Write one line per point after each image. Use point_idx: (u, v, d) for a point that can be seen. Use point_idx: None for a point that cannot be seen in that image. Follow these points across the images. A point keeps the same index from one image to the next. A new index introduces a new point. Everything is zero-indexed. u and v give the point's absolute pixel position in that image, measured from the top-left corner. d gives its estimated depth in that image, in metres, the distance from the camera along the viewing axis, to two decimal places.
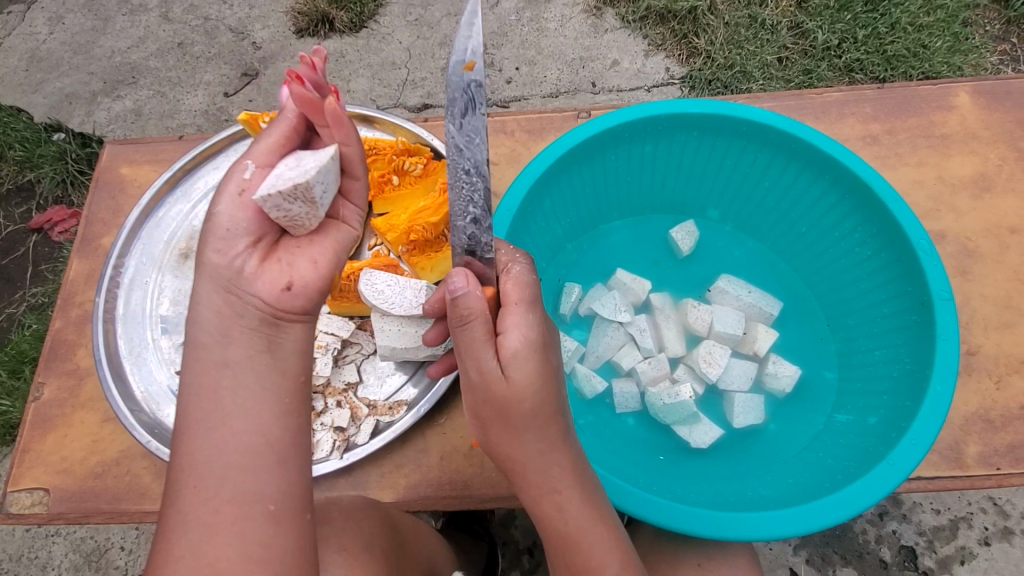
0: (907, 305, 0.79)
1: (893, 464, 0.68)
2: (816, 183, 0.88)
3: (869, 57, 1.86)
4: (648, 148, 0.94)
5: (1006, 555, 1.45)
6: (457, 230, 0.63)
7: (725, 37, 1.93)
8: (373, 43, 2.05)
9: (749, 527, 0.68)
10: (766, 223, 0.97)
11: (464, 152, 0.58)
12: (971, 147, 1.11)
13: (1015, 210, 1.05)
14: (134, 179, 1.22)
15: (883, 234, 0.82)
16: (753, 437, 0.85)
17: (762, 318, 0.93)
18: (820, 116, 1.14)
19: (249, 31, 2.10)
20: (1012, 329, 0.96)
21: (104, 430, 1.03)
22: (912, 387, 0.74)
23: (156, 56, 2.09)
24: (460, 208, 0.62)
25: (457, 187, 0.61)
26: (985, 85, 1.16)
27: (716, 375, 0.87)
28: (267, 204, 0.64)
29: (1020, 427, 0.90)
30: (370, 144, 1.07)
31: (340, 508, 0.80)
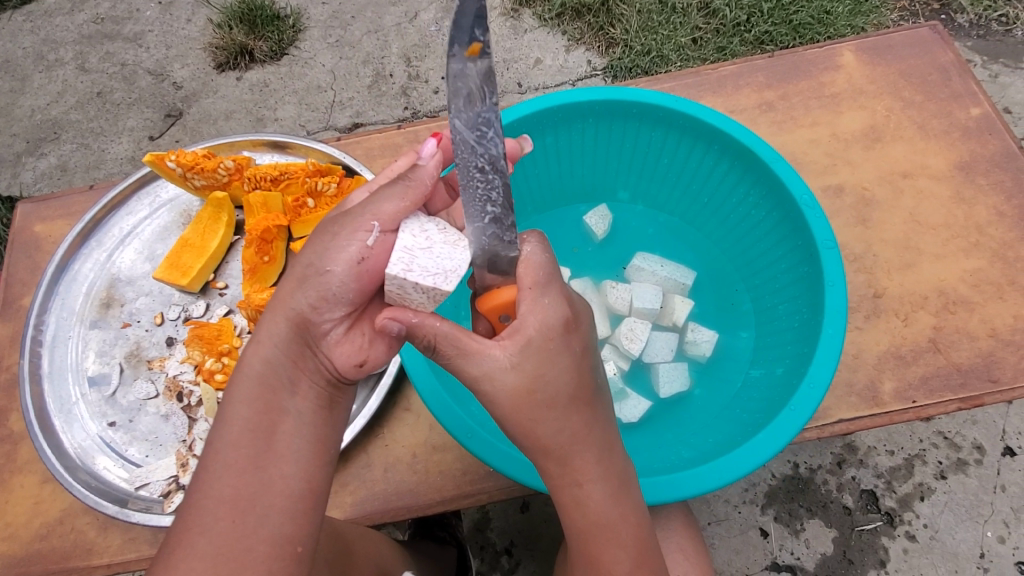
0: (799, 258, 0.83)
1: (795, 411, 0.71)
2: (708, 153, 0.92)
3: (777, 28, 1.93)
4: (548, 140, 0.95)
5: (963, 486, 1.46)
6: (476, 229, 0.65)
7: (639, 24, 1.97)
8: (296, 69, 2.04)
9: (668, 490, 0.71)
10: (672, 197, 1.01)
11: (477, 148, 0.61)
12: (860, 102, 1.16)
13: (906, 155, 1.11)
14: (49, 235, 1.19)
15: (772, 195, 0.86)
16: (679, 403, 0.89)
17: (678, 289, 0.96)
18: (717, 90, 1.18)
19: (169, 72, 2.06)
20: (914, 268, 1.02)
21: (45, 491, 0.98)
22: (810, 335, 0.78)
23: (76, 108, 2.04)
24: (475, 205, 0.64)
25: (471, 185, 0.63)
26: (867, 43, 1.21)
27: (639, 350, 0.90)
28: (402, 284, 0.62)
29: (930, 359, 0.95)
30: (282, 170, 1.08)
31: None
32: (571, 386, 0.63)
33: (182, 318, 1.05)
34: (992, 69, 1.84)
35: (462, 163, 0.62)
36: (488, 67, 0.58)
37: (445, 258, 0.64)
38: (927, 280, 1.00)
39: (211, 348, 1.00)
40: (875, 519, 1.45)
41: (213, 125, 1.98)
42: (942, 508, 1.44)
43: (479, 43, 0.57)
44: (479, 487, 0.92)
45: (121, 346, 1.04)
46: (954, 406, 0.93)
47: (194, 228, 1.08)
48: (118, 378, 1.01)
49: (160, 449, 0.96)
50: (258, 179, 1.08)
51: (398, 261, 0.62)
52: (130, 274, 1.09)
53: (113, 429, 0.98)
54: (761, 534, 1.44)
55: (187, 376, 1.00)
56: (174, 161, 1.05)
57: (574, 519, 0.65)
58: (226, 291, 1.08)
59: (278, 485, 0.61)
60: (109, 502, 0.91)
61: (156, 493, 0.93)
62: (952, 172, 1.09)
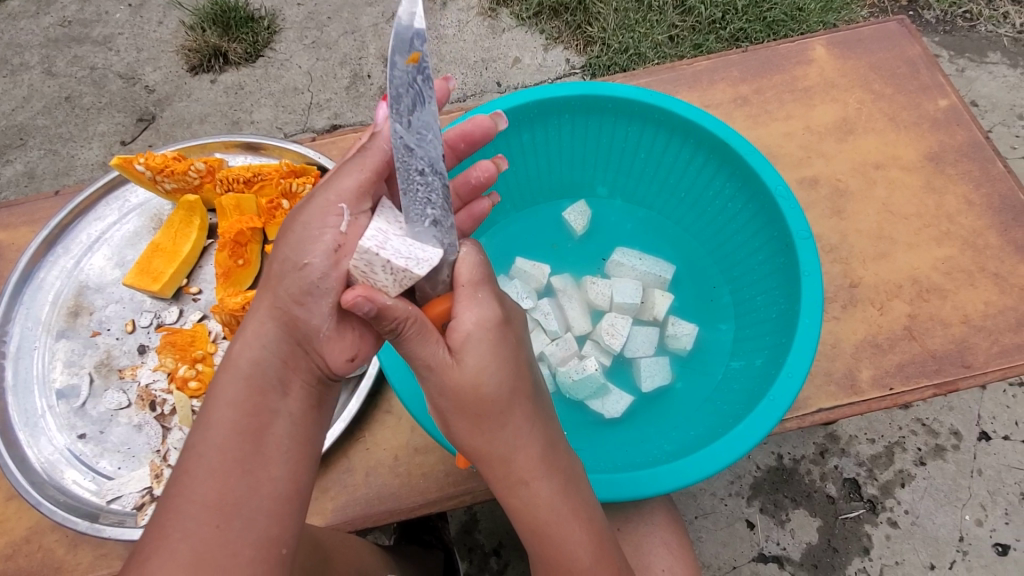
0: (776, 248, 0.84)
1: (774, 401, 0.71)
2: (684, 147, 0.92)
3: (751, 25, 1.96)
4: (525, 136, 0.95)
5: (942, 472, 1.48)
6: (417, 232, 0.64)
7: (616, 23, 1.98)
8: (272, 71, 2.01)
9: (651, 485, 0.70)
10: (650, 192, 1.01)
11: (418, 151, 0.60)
12: (831, 95, 1.18)
13: (877, 146, 1.13)
14: (12, 243, 1.15)
15: (748, 187, 0.86)
16: (661, 397, 0.89)
17: (657, 283, 0.96)
18: (692, 85, 1.19)
19: (140, 75, 2.02)
20: (887, 258, 1.03)
21: (9, 509, 0.95)
22: (788, 324, 0.78)
23: (43, 114, 1.98)
24: (416, 210, 0.63)
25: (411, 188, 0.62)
26: (837, 37, 1.23)
27: (620, 345, 0.90)
28: (369, 259, 0.61)
29: (906, 346, 0.97)
30: (255, 172, 1.05)
31: None
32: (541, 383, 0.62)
33: (154, 324, 1.03)
34: (959, 63, 1.89)
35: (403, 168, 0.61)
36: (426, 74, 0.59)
37: (418, 248, 0.62)
38: (901, 269, 1.02)
39: (183, 354, 0.97)
40: (858, 507, 1.47)
41: (186, 129, 1.94)
42: (922, 494, 1.47)
43: (418, 52, 0.58)
44: (461, 488, 0.91)
45: (90, 355, 1.01)
46: (930, 392, 0.94)
47: (165, 231, 1.06)
48: (88, 390, 0.98)
49: (132, 461, 0.93)
50: (231, 181, 1.05)
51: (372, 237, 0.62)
52: (99, 282, 1.06)
53: (82, 442, 0.95)
54: (748, 526, 1.45)
55: (160, 384, 0.97)
56: (143, 164, 1.02)
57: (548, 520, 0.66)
58: (199, 296, 1.06)
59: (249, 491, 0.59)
60: (79, 517, 0.88)
61: (129, 506, 0.90)
62: (923, 163, 1.11)
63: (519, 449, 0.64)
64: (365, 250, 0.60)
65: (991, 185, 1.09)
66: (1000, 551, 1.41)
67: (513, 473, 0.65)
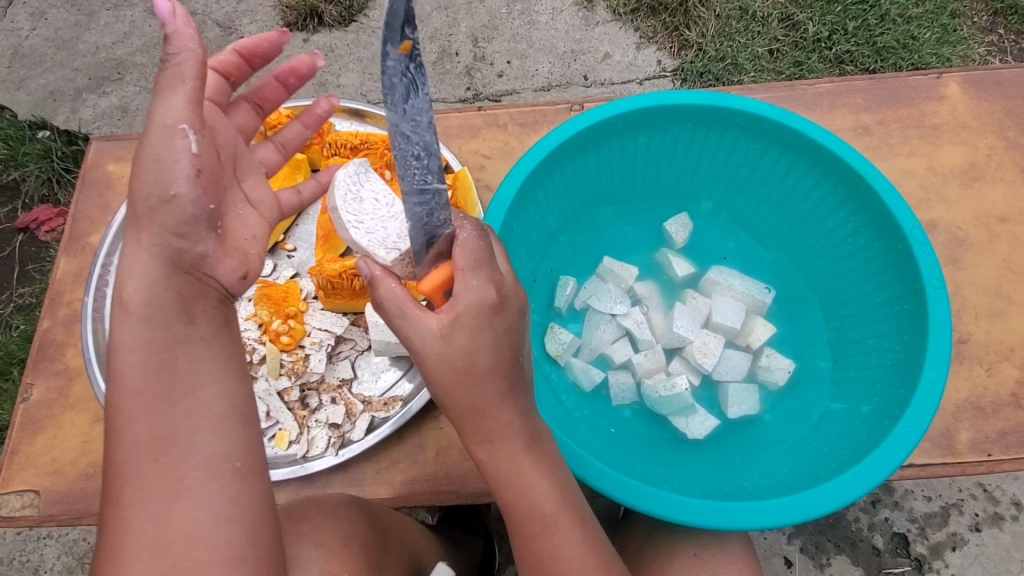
0: (899, 293, 0.80)
1: (886, 453, 0.69)
2: (808, 173, 0.89)
3: (859, 48, 1.87)
4: (641, 140, 0.94)
5: (995, 541, 1.47)
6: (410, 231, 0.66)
7: (716, 29, 1.92)
8: (363, 37, 2.03)
9: (744, 518, 0.69)
10: (759, 215, 0.98)
11: (412, 137, 0.60)
12: (961, 137, 1.11)
13: (1003, 199, 1.06)
14: (121, 176, 1.19)
15: (874, 223, 0.83)
16: (749, 429, 0.86)
17: (755, 308, 0.93)
18: (812, 107, 1.15)
19: (237, 26, 2.06)
20: (1002, 317, 0.97)
21: (96, 431, 1.02)
22: (905, 376, 0.74)
23: (142, 52, 2.05)
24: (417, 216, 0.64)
25: (408, 175, 0.61)
26: (974, 76, 1.16)
27: (711, 365, 0.88)
28: (729, 286, 0.94)
29: (1010, 414, 0.91)
30: (363, 139, 1.07)
31: (315, 506, 0.79)
32: None
33: None
34: None
35: (398, 152, 0.59)
36: (417, 59, 0.57)
37: (695, 336, 0.90)
38: (1016, 330, 0.96)
39: (278, 309, 0.99)
40: (904, 563, 1.46)
41: None
42: (972, 561, 1.46)
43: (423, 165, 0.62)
44: None
45: None
46: None
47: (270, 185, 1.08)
48: None
49: None
50: (338, 145, 1.07)
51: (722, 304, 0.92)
52: None
53: None
54: (785, 563, 1.46)
55: (251, 334, 0.98)
56: (258, 118, 1.05)
57: None
58: (294, 254, 1.07)
59: None
60: None
61: None
62: None
63: None
64: (730, 279, 0.94)
65: None
66: None
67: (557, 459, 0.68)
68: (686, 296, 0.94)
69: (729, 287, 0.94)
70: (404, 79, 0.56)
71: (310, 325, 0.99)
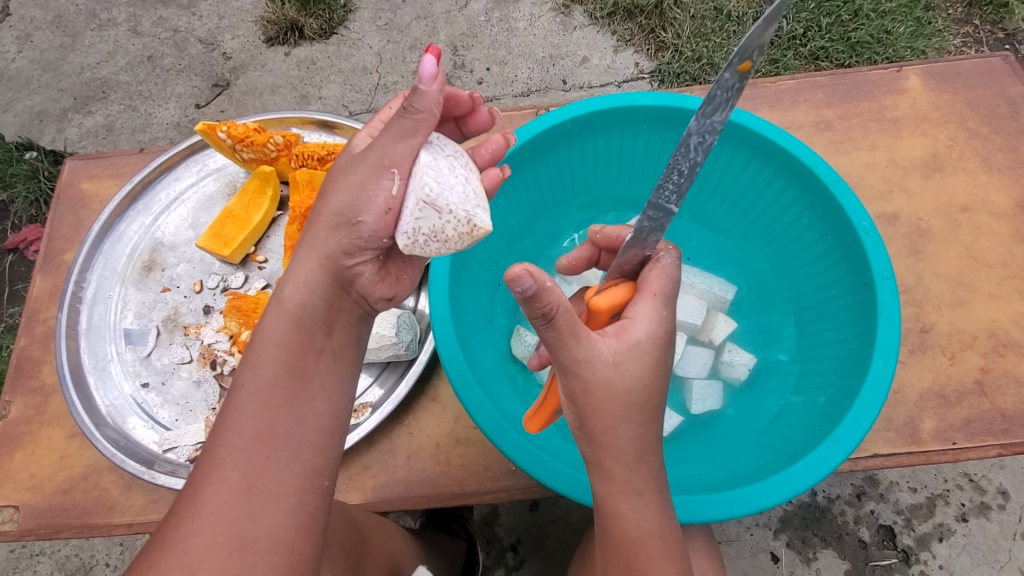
0: (851, 285, 0.81)
1: (835, 443, 0.69)
2: (764, 169, 0.90)
3: (834, 44, 1.88)
4: (600, 141, 0.95)
5: (983, 530, 1.46)
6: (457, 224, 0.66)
7: (692, 30, 1.93)
8: (344, 49, 2.05)
9: (698, 511, 0.70)
10: (720, 211, 0.99)
11: (693, 153, 0.56)
12: (922, 129, 1.12)
13: (966, 188, 1.07)
14: (95, 194, 1.21)
15: (827, 217, 0.84)
16: (711, 424, 0.88)
17: (718, 304, 0.95)
18: (774, 104, 1.16)
19: (219, 42, 2.09)
20: (965, 306, 0.98)
21: (72, 445, 1.02)
22: (856, 367, 0.75)
23: (126, 70, 2.08)
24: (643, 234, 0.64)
25: (665, 187, 0.58)
26: (935, 68, 1.17)
27: (674, 362, 0.89)
28: (692, 285, 0.94)
29: (974, 402, 0.92)
30: (329, 150, 1.08)
31: None
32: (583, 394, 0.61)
33: (220, 287, 1.07)
34: None
35: (670, 163, 0.57)
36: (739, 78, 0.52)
37: (662, 336, 0.91)
38: (979, 318, 0.97)
39: (248, 320, 1.01)
40: (891, 555, 1.46)
41: (258, 98, 2.00)
42: (959, 551, 1.45)
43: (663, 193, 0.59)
44: (498, 484, 0.91)
45: (158, 309, 1.07)
46: (995, 451, 0.90)
47: (239, 199, 1.10)
48: (154, 341, 1.04)
49: (189, 415, 0.99)
50: (305, 157, 1.09)
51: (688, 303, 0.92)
52: (174, 240, 1.12)
53: (145, 391, 1.01)
54: (773, 559, 1.45)
55: (222, 345, 1.02)
56: (225, 132, 1.05)
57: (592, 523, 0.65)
58: (265, 265, 1.10)
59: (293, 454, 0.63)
60: (136, 462, 0.93)
61: (182, 457, 0.95)
62: (1013, 210, 1.05)
63: None
64: (694, 277, 0.94)
65: None
66: None
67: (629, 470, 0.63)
68: None
69: (693, 285, 0.95)
70: (725, 95, 0.52)
71: None
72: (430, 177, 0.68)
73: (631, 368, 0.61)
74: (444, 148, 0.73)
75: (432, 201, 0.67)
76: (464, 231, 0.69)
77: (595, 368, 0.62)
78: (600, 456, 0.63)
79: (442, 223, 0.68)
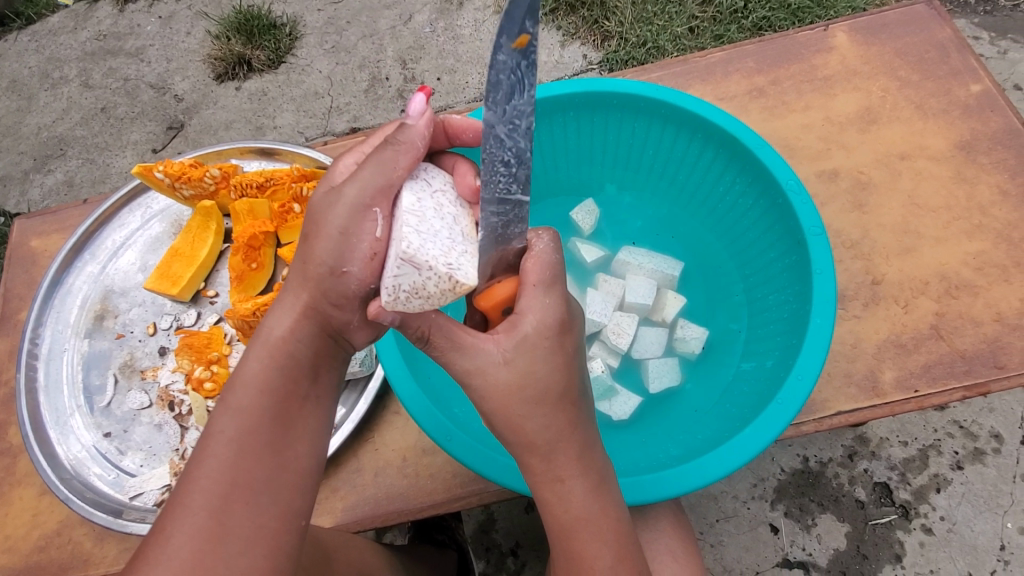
0: (788, 246, 0.81)
1: (782, 405, 0.70)
2: (693, 142, 0.90)
3: (775, 13, 1.88)
4: (530, 134, 0.93)
5: (981, 476, 1.39)
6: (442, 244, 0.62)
7: (634, 15, 1.93)
8: (293, 76, 2.05)
9: (655, 489, 0.70)
10: (659, 188, 0.99)
11: (507, 142, 0.59)
12: (854, 84, 1.12)
13: (904, 136, 1.07)
14: (45, 249, 1.20)
15: (758, 181, 0.84)
16: (671, 400, 0.88)
17: (667, 282, 0.95)
18: (706, 77, 1.16)
19: (169, 85, 2.08)
20: (914, 253, 0.98)
21: (43, 503, 1.01)
22: (798, 325, 0.76)
23: (81, 124, 2.07)
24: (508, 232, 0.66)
25: (493, 179, 0.61)
26: (861, 21, 1.16)
27: (627, 344, 0.89)
28: (640, 265, 0.94)
29: (932, 346, 0.92)
30: (267, 177, 1.08)
31: None
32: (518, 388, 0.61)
33: (174, 327, 1.06)
34: (1000, 45, 1.68)
35: (488, 156, 0.60)
36: (529, 58, 0.56)
37: (614, 319, 0.91)
38: (928, 264, 0.96)
39: (200, 356, 1.01)
40: (889, 512, 1.39)
41: (213, 135, 2.00)
42: (959, 500, 1.38)
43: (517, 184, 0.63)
44: (470, 489, 0.91)
45: (115, 356, 1.05)
46: (959, 394, 0.89)
47: (184, 236, 1.09)
48: (113, 389, 1.02)
49: (154, 459, 0.97)
50: (244, 186, 1.08)
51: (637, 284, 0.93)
52: (124, 286, 1.11)
53: (108, 440, 0.99)
54: (772, 530, 1.40)
55: (178, 385, 1.01)
56: (162, 171, 1.05)
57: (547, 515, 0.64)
58: (216, 299, 1.09)
59: (236, 481, 0.62)
60: (104, 512, 0.92)
61: (150, 502, 0.94)
62: (953, 152, 1.05)
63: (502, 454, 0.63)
64: (640, 257, 0.95)
65: None
66: None
67: (562, 461, 0.62)
68: (599, 281, 0.95)
69: (640, 266, 0.95)
70: (512, 78, 0.56)
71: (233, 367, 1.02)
72: (410, 225, 0.60)
73: (523, 364, 0.60)
74: (433, 189, 0.64)
75: (408, 256, 0.58)
76: (447, 287, 0.60)
77: (512, 365, 0.60)
78: (544, 448, 0.62)
79: (422, 281, 0.59)
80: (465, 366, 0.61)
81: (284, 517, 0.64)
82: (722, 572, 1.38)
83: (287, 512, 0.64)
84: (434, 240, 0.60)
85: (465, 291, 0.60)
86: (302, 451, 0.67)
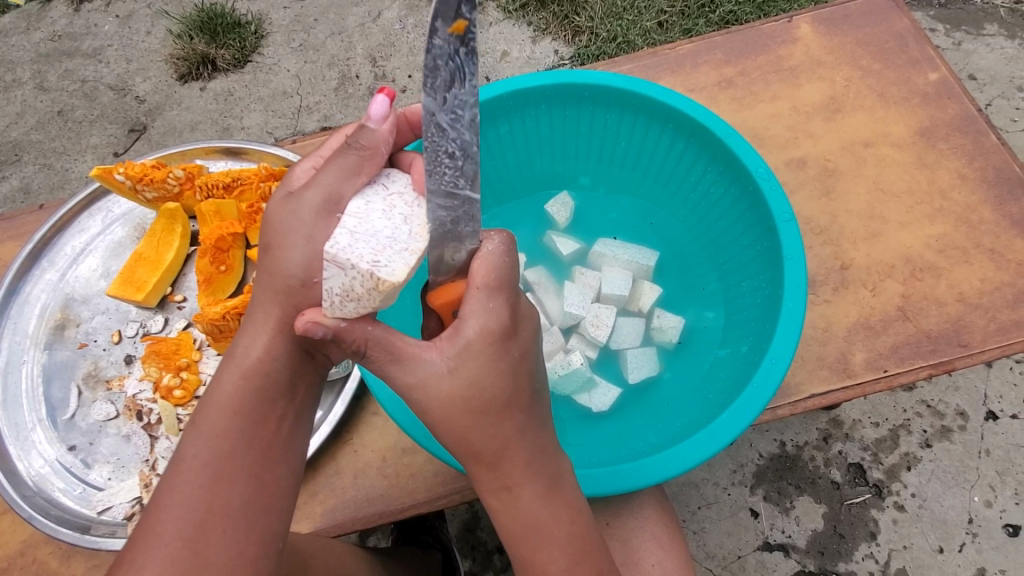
0: (759, 232, 0.82)
1: (758, 388, 0.71)
2: (664, 133, 0.91)
3: (741, 7, 1.91)
4: (502, 128, 0.93)
5: (948, 453, 1.44)
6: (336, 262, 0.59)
7: (604, 11, 1.93)
8: (260, 76, 2.00)
9: (636, 478, 0.70)
10: (633, 180, 1.00)
11: (450, 132, 0.57)
12: (819, 74, 1.14)
13: (867, 125, 1.09)
14: None
15: (728, 170, 0.86)
16: (650, 390, 0.89)
17: (643, 272, 0.96)
18: (676, 69, 1.17)
19: (130, 86, 2.01)
20: (880, 238, 1.00)
21: (3, 523, 0.96)
22: (771, 310, 0.77)
23: (36, 129, 1.99)
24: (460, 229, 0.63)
25: (439, 170, 0.59)
26: (823, 13, 1.19)
27: (606, 336, 0.90)
28: (616, 256, 0.95)
29: (900, 327, 0.94)
30: (234, 177, 1.05)
31: None
32: (496, 391, 0.61)
33: (140, 334, 1.03)
34: (954, 37, 1.74)
35: (432, 146, 0.58)
36: (472, 45, 0.54)
37: (594, 311, 0.91)
38: (893, 248, 0.99)
39: (168, 363, 0.98)
40: (863, 492, 1.43)
41: (178, 137, 1.93)
42: (930, 476, 1.42)
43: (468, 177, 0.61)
44: (452, 487, 0.90)
45: (77, 367, 1.01)
46: (925, 372, 0.92)
47: (147, 240, 1.06)
48: (76, 401, 0.98)
49: (122, 471, 0.94)
50: (210, 187, 1.05)
51: (616, 275, 0.94)
52: (85, 293, 1.06)
53: (72, 453, 0.95)
54: (752, 515, 1.42)
55: (146, 394, 0.98)
56: (123, 173, 1.02)
57: (532, 511, 0.64)
58: (184, 304, 1.06)
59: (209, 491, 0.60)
60: (70, 529, 0.89)
61: (119, 516, 0.91)
62: (914, 139, 1.08)
63: (483, 452, 0.62)
64: (616, 248, 0.96)
65: (984, 159, 1.05)
66: (1010, 532, 1.37)
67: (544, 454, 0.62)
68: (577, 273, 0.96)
69: (616, 257, 0.96)
70: (450, 65, 0.54)
71: (205, 373, 1.00)
72: (344, 227, 0.61)
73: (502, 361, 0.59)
74: (382, 195, 0.64)
75: (333, 257, 0.58)
76: (372, 286, 0.59)
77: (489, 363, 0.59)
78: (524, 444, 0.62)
79: (349, 281, 0.58)
80: (444, 365, 0.60)
81: (262, 525, 0.62)
82: (705, 558, 1.40)
83: (261, 517, 0.62)
84: (367, 240, 0.60)
85: (391, 289, 0.59)
86: (275, 457, 0.65)
